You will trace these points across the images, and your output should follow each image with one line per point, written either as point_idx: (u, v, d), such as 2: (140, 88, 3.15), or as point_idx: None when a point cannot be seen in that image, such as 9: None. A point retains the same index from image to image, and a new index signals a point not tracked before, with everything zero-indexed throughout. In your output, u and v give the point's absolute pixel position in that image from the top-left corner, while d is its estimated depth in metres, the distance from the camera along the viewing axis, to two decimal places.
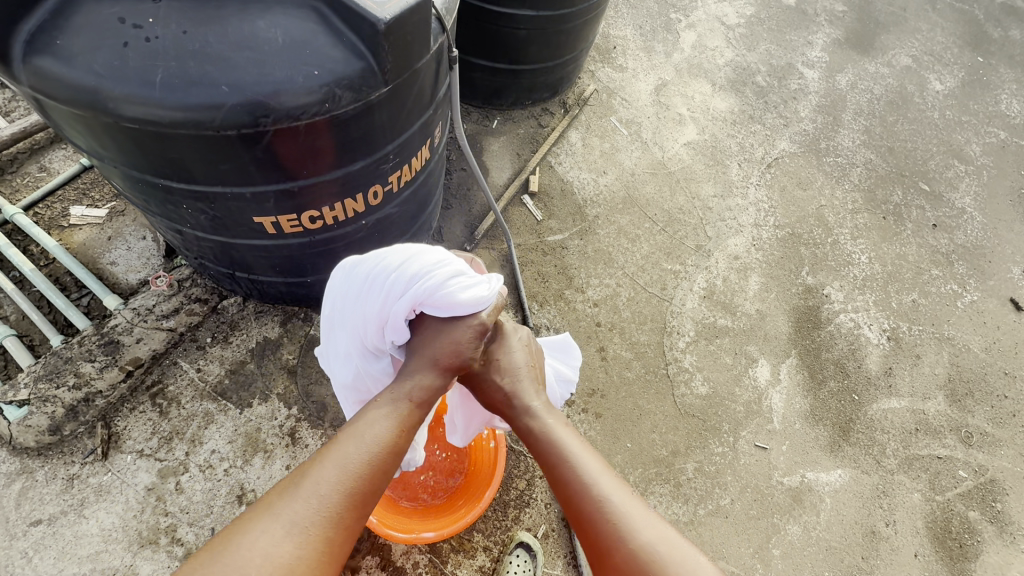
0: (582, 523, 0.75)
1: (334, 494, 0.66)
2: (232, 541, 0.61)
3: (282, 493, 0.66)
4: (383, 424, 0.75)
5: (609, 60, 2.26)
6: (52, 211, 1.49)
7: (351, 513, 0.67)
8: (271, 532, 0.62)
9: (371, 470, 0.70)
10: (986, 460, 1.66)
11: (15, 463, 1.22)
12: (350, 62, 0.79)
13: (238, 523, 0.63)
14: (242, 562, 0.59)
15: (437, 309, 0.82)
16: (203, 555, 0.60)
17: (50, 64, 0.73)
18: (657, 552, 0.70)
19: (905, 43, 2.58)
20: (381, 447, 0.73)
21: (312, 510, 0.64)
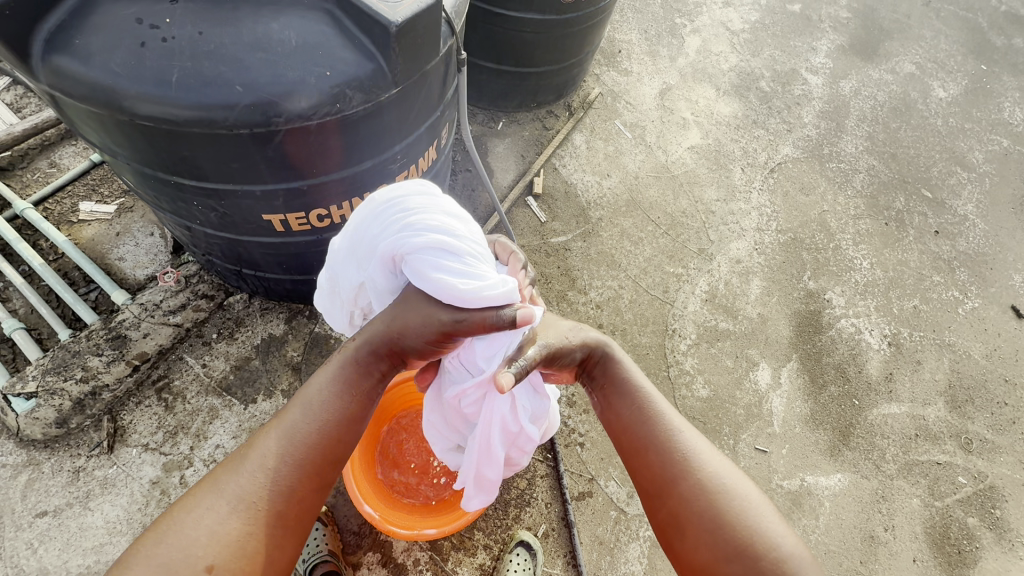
0: (643, 451, 0.82)
1: (279, 466, 0.71)
2: (177, 519, 0.66)
3: (227, 470, 0.71)
4: (327, 391, 0.79)
5: (614, 64, 2.28)
6: (62, 206, 1.51)
7: (299, 480, 0.72)
8: (217, 509, 0.67)
9: (316, 439, 0.75)
10: (986, 467, 1.66)
11: (22, 455, 1.23)
12: (361, 64, 0.80)
13: (184, 501, 0.69)
14: (187, 541, 0.64)
15: (413, 275, 0.77)
16: (151, 534, 0.65)
17: (67, 63, 0.75)
18: (727, 486, 0.75)
19: (909, 50, 2.59)
20: (323, 415, 0.77)
21: (256, 485, 0.69)
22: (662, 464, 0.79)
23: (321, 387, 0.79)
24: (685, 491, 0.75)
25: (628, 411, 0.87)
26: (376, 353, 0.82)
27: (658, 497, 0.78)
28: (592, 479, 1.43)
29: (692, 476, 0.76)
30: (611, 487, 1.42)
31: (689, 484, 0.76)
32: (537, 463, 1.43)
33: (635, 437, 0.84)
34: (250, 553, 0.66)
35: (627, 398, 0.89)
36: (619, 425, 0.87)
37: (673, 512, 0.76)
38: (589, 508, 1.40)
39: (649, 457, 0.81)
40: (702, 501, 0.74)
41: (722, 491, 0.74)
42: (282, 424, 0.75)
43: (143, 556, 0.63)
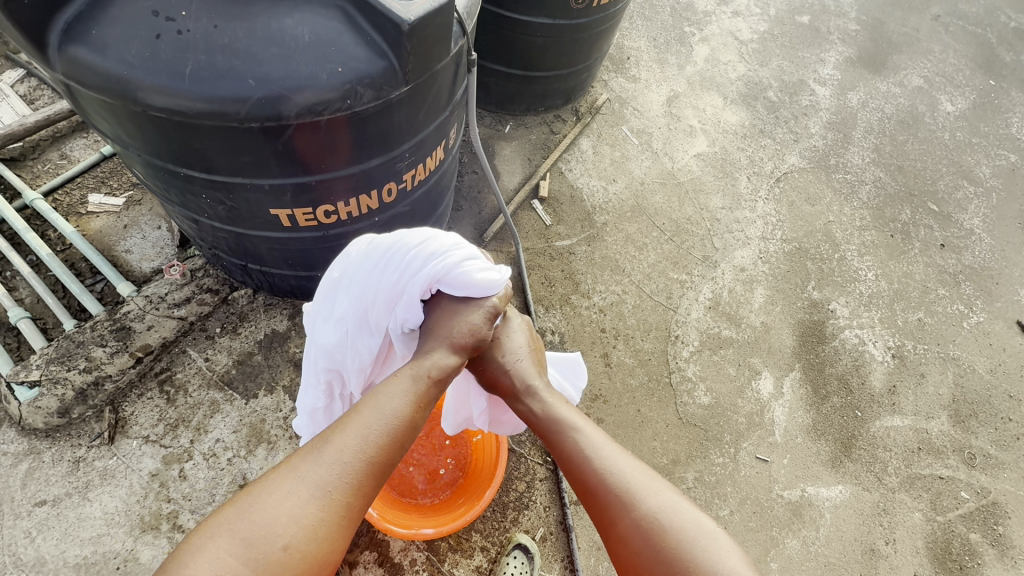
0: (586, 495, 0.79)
1: (355, 463, 0.69)
2: (256, 500, 0.64)
3: (305, 457, 0.68)
4: (403, 396, 0.76)
5: (622, 71, 2.29)
6: (71, 198, 1.52)
7: (371, 481, 0.69)
8: (297, 494, 0.65)
9: (390, 442, 0.72)
10: (989, 483, 1.64)
11: (24, 443, 1.24)
12: (372, 61, 0.81)
13: (262, 481, 0.67)
14: (268, 521, 0.62)
15: (453, 288, 0.86)
16: (230, 509, 0.64)
17: (83, 54, 0.76)
18: (670, 522, 0.72)
19: (917, 64, 2.60)
20: (398, 419, 0.74)
21: (334, 476, 0.67)
22: (605, 504, 0.76)
23: (398, 391, 0.77)
24: (628, 529, 0.73)
25: (563, 453, 0.83)
26: (442, 368, 0.83)
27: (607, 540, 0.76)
28: None
29: (635, 513, 0.73)
30: None
31: (632, 522, 0.73)
32: (537, 466, 1.43)
33: (576, 480, 0.80)
34: (320, 545, 0.64)
35: (563, 438, 0.85)
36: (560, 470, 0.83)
37: (624, 549, 0.74)
38: (587, 513, 1.39)
39: (592, 501, 0.78)
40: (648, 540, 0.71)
41: (665, 522, 0.72)
42: (359, 420, 0.73)
43: (222, 532, 0.61)
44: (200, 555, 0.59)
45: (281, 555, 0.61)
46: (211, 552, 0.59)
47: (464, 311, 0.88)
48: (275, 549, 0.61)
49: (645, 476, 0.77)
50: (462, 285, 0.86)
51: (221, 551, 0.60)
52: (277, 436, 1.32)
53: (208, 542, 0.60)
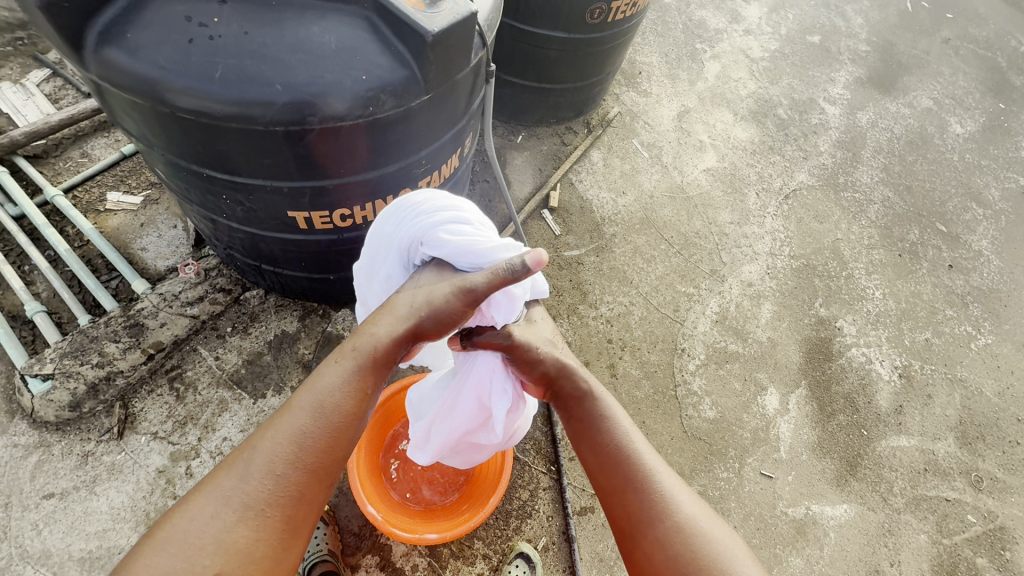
0: (621, 490, 0.80)
1: (282, 470, 0.67)
2: (174, 526, 0.63)
3: (229, 471, 0.67)
4: (337, 387, 0.73)
5: (634, 85, 2.32)
6: (90, 195, 1.55)
7: (306, 485, 0.68)
8: (222, 516, 0.63)
9: (324, 440, 0.70)
10: (997, 506, 1.63)
11: (34, 436, 1.25)
12: (395, 70, 0.83)
13: (183, 505, 0.65)
14: (192, 549, 0.61)
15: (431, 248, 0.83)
16: (150, 543, 0.62)
17: (117, 56, 0.78)
18: (701, 527, 0.75)
19: (927, 85, 2.62)
20: (331, 412, 0.72)
21: (264, 489, 0.65)
22: (641, 505, 0.77)
23: (330, 381, 0.73)
24: (662, 534, 0.74)
25: (603, 445, 0.85)
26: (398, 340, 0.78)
27: (634, 540, 0.77)
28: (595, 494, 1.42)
29: (671, 519, 0.75)
30: None
31: (667, 526, 0.75)
32: (540, 475, 1.42)
33: (613, 475, 0.82)
34: (256, 562, 0.63)
35: (606, 435, 0.86)
36: (596, 462, 0.85)
37: (648, 553, 0.75)
38: (590, 524, 1.38)
39: (628, 498, 0.79)
40: (678, 540, 0.73)
41: (701, 533, 0.74)
42: (287, 422, 0.70)
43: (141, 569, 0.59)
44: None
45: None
46: None
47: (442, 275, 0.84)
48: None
49: (684, 490, 0.80)
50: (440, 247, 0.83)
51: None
52: None
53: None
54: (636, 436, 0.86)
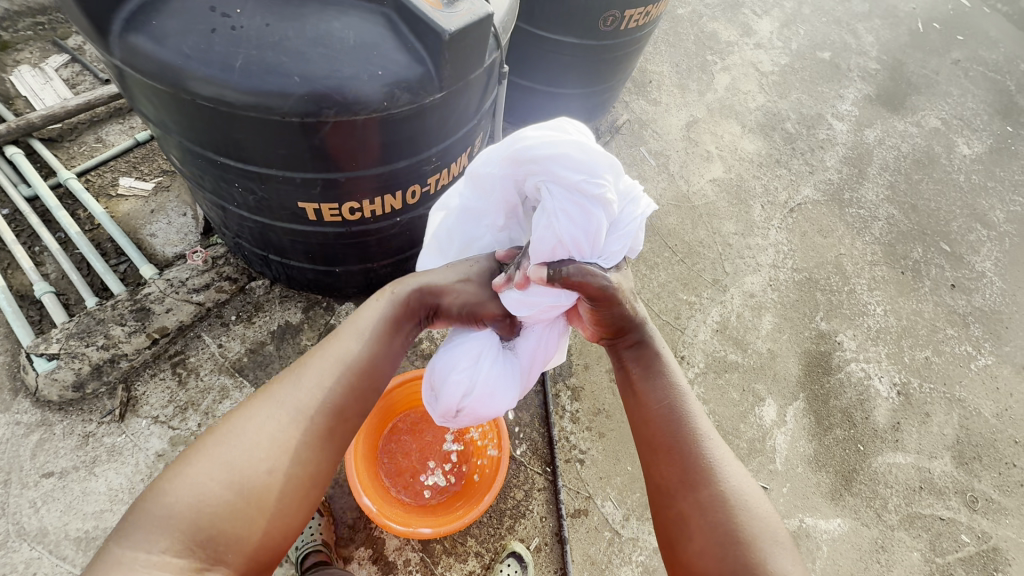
0: (667, 448, 0.81)
1: (334, 384, 0.78)
2: (234, 426, 0.71)
3: (283, 384, 0.76)
4: (378, 320, 0.85)
5: (644, 93, 2.34)
6: (103, 180, 1.57)
7: (348, 401, 0.79)
8: (277, 419, 0.73)
9: (367, 364, 0.82)
10: (990, 528, 1.63)
11: (37, 415, 1.26)
12: (412, 67, 0.85)
13: (239, 410, 0.74)
14: (249, 444, 0.70)
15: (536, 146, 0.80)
16: (208, 438, 0.70)
17: (142, 42, 0.80)
18: (745, 500, 0.75)
19: (936, 106, 2.63)
20: (375, 339, 0.84)
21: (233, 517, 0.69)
22: (687, 470, 0.78)
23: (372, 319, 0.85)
24: (705, 499, 0.76)
25: (660, 401, 0.85)
26: None
27: (672, 496, 0.78)
28: (589, 497, 1.42)
29: (715, 490, 0.76)
30: (608, 507, 1.42)
31: (710, 493, 0.76)
32: (536, 475, 1.43)
33: (663, 434, 0.82)
34: (303, 461, 0.72)
35: (659, 393, 0.86)
36: (645, 417, 0.85)
37: (684, 513, 0.76)
38: (583, 526, 1.39)
39: (674, 459, 0.80)
40: (721, 506, 0.74)
41: (744, 509, 0.74)
42: (337, 346, 0.82)
43: (201, 459, 0.67)
44: (181, 479, 0.65)
45: (268, 477, 0.69)
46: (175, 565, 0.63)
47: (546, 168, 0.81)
48: (261, 473, 0.69)
49: (735, 465, 0.80)
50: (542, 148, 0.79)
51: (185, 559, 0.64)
52: None
53: (188, 467, 0.67)
54: (692, 402, 0.85)
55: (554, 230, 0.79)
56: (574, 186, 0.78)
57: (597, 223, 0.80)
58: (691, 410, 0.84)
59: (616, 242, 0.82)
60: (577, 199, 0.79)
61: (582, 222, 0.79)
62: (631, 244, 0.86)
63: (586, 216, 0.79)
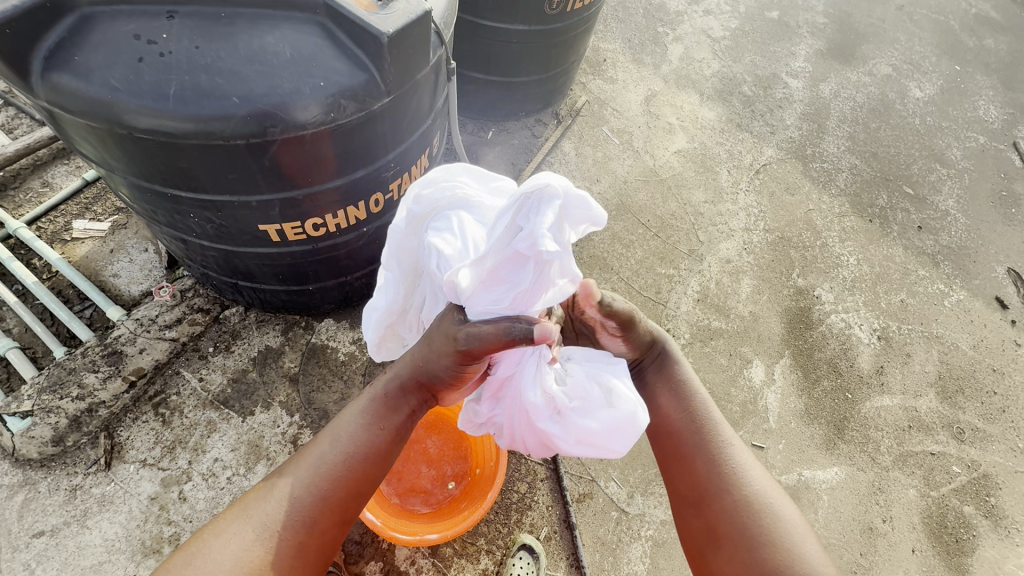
0: (688, 458, 0.88)
1: (305, 497, 0.77)
2: (209, 542, 0.74)
3: (257, 498, 0.78)
4: (356, 425, 0.82)
5: (600, 72, 2.33)
6: (55, 225, 1.52)
7: (320, 512, 0.77)
8: (254, 523, 0.75)
9: (340, 470, 0.79)
10: (979, 456, 1.68)
11: (18, 475, 1.22)
12: (354, 74, 0.83)
13: (218, 521, 0.77)
14: (266, 503, 0.76)
15: (417, 205, 0.81)
16: (185, 551, 0.73)
17: (67, 80, 0.77)
18: (770, 503, 0.80)
19: (885, 53, 2.67)
20: (352, 447, 0.81)
21: (279, 512, 0.75)
22: (708, 478, 0.84)
23: (352, 419, 0.83)
24: (727, 506, 0.81)
25: (681, 405, 0.92)
26: (345, 460, 0.80)
27: (699, 505, 0.84)
28: (592, 480, 1.43)
29: (738, 494, 0.82)
30: (612, 487, 1.43)
31: (734, 500, 0.81)
32: (536, 466, 1.44)
33: (682, 446, 0.89)
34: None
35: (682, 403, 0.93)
36: (663, 429, 0.93)
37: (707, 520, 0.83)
38: (590, 509, 1.40)
39: (697, 470, 0.86)
40: (748, 512, 0.79)
41: (768, 511, 0.79)
42: (314, 452, 0.81)
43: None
44: None
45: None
46: (240, 524, 0.75)
47: (434, 214, 0.82)
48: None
49: (757, 470, 0.85)
50: (420, 204, 0.80)
51: (269, 507, 0.76)
52: (277, 452, 1.32)
53: (229, 525, 0.75)
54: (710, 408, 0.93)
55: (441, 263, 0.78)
56: (445, 210, 0.82)
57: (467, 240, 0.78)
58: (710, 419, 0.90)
59: (503, 226, 0.69)
60: (446, 226, 0.80)
61: (451, 247, 0.78)
62: (529, 226, 0.67)
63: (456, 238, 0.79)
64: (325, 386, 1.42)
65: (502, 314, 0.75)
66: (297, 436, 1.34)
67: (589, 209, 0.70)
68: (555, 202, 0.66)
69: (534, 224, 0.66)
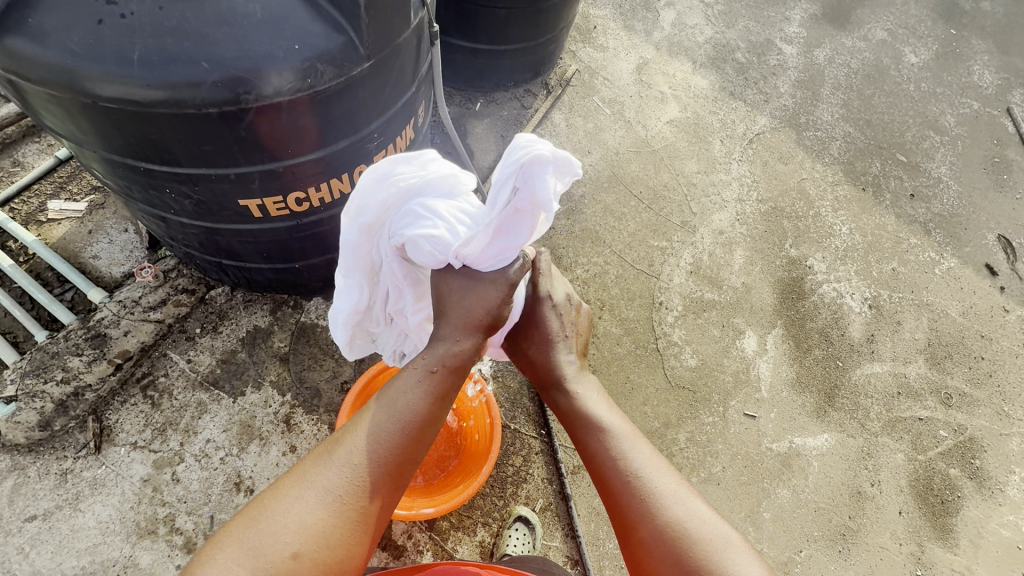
0: (608, 492, 0.83)
1: (364, 466, 0.73)
2: (269, 509, 0.70)
3: (315, 464, 0.74)
4: (413, 396, 0.80)
5: (590, 40, 2.27)
6: (29, 206, 1.47)
7: (380, 480, 0.74)
8: (314, 492, 0.70)
9: (398, 439, 0.76)
10: (965, 420, 1.71)
11: (6, 460, 1.21)
12: (330, 37, 0.79)
13: (274, 488, 0.72)
14: (326, 472, 0.72)
15: (369, 210, 0.81)
16: (243, 518, 0.69)
17: (26, 47, 0.73)
18: (689, 527, 0.75)
19: (881, 17, 2.61)
20: (409, 416, 0.78)
21: (341, 480, 0.72)
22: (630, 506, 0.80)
23: (407, 389, 0.80)
24: (649, 536, 0.77)
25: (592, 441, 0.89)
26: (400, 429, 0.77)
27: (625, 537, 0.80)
28: None
29: (655, 522, 0.77)
30: None
31: (652, 528, 0.77)
32: (531, 440, 1.44)
33: (605, 480, 0.84)
34: (330, 546, 0.68)
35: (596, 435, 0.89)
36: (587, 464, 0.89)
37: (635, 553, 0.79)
38: (585, 481, 1.41)
39: (617, 500, 0.82)
40: (670, 544, 0.75)
41: (687, 534, 0.75)
42: (368, 421, 0.77)
43: (233, 544, 0.67)
44: (213, 563, 0.65)
45: (291, 563, 0.66)
46: (299, 491, 0.71)
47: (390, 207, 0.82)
48: (285, 558, 0.66)
49: (675, 486, 0.81)
50: (373, 204, 0.80)
51: (326, 479, 0.72)
52: (269, 431, 1.31)
53: (289, 492, 0.71)
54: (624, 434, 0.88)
55: (436, 242, 0.79)
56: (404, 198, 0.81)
57: (445, 214, 0.79)
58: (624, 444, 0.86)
59: (504, 194, 0.72)
60: (419, 211, 0.80)
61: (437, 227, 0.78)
62: (528, 190, 0.71)
63: (436, 217, 0.79)
64: (316, 365, 1.40)
65: (506, 260, 0.82)
66: (289, 415, 1.33)
67: (574, 169, 0.74)
68: (549, 167, 0.70)
69: (533, 185, 0.70)
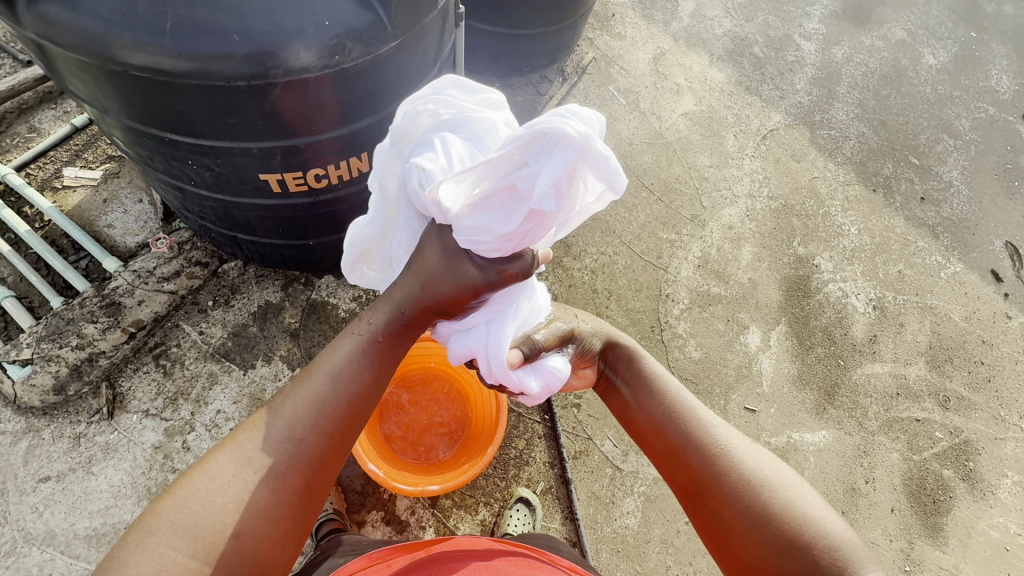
0: (676, 450, 0.83)
1: (309, 437, 0.69)
2: (198, 487, 0.64)
3: (250, 436, 0.68)
4: (360, 362, 0.75)
5: (607, 28, 2.25)
6: (45, 172, 1.48)
7: (327, 451, 0.70)
8: (254, 468, 0.66)
9: (345, 407, 0.72)
10: (962, 423, 1.74)
11: (21, 422, 1.23)
12: (359, 15, 0.79)
13: (204, 464, 0.66)
14: (264, 446, 0.67)
15: (406, 121, 0.75)
16: (168, 500, 0.62)
17: (59, 12, 0.73)
18: (765, 475, 0.76)
19: (901, 16, 2.59)
20: (356, 383, 0.74)
21: (286, 454, 0.67)
22: (699, 459, 0.80)
23: (352, 354, 0.75)
24: (731, 489, 0.75)
25: (652, 404, 0.90)
26: (348, 399, 0.73)
27: (700, 495, 0.78)
28: (588, 438, 1.46)
29: (732, 474, 0.76)
30: (607, 445, 1.46)
31: (729, 481, 0.76)
32: (535, 424, 1.46)
33: (669, 437, 0.85)
34: (278, 521, 0.65)
35: (655, 396, 0.91)
36: (653, 426, 0.88)
37: (715, 510, 0.76)
38: (586, 466, 1.44)
39: (685, 456, 0.81)
40: (746, 491, 0.74)
41: (763, 483, 0.75)
42: (312, 389, 0.72)
43: (162, 528, 0.60)
44: (140, 549, 0.59)
45: (236, 543, 0.62)
46: (236, 469, 0.65)
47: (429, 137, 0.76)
48: (228, 538, 0.62)
49: (741, 443, 0.81)
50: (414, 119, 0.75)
51: (266, 452, 0.67)
52: None
53: (221, 468, 0.65)
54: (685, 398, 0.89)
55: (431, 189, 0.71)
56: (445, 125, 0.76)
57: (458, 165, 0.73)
58: (687, 405, 0.88)
59: (508, 154, 0.65)
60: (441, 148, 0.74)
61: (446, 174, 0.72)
62: (538, 167, 0.65)
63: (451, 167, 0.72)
64: (325, 342, 1.42)
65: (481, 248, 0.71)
66: None
67: (606, 176, 0.66)
68: (574, 155, 0.64)
69: (544, 164, 0.64)
